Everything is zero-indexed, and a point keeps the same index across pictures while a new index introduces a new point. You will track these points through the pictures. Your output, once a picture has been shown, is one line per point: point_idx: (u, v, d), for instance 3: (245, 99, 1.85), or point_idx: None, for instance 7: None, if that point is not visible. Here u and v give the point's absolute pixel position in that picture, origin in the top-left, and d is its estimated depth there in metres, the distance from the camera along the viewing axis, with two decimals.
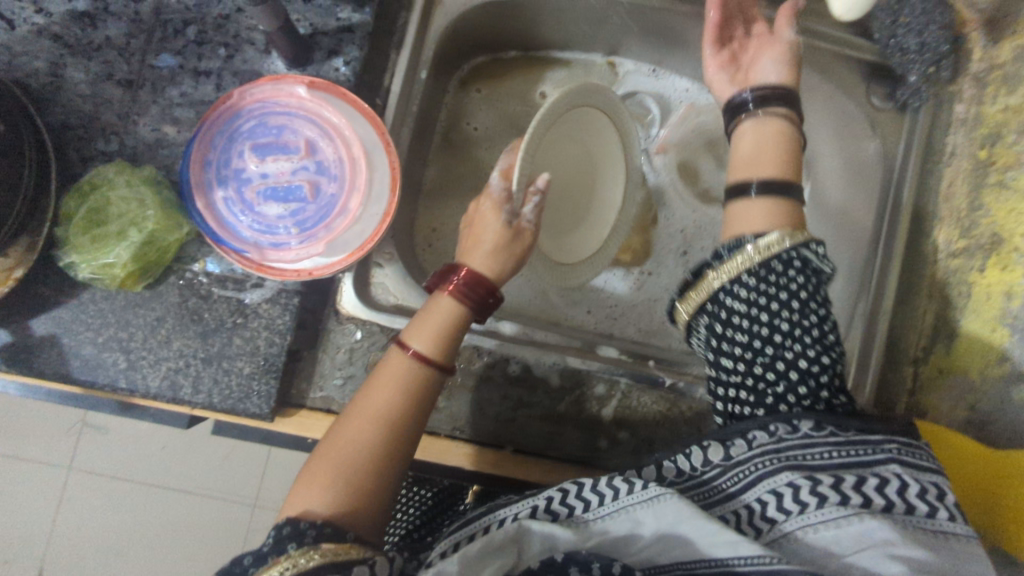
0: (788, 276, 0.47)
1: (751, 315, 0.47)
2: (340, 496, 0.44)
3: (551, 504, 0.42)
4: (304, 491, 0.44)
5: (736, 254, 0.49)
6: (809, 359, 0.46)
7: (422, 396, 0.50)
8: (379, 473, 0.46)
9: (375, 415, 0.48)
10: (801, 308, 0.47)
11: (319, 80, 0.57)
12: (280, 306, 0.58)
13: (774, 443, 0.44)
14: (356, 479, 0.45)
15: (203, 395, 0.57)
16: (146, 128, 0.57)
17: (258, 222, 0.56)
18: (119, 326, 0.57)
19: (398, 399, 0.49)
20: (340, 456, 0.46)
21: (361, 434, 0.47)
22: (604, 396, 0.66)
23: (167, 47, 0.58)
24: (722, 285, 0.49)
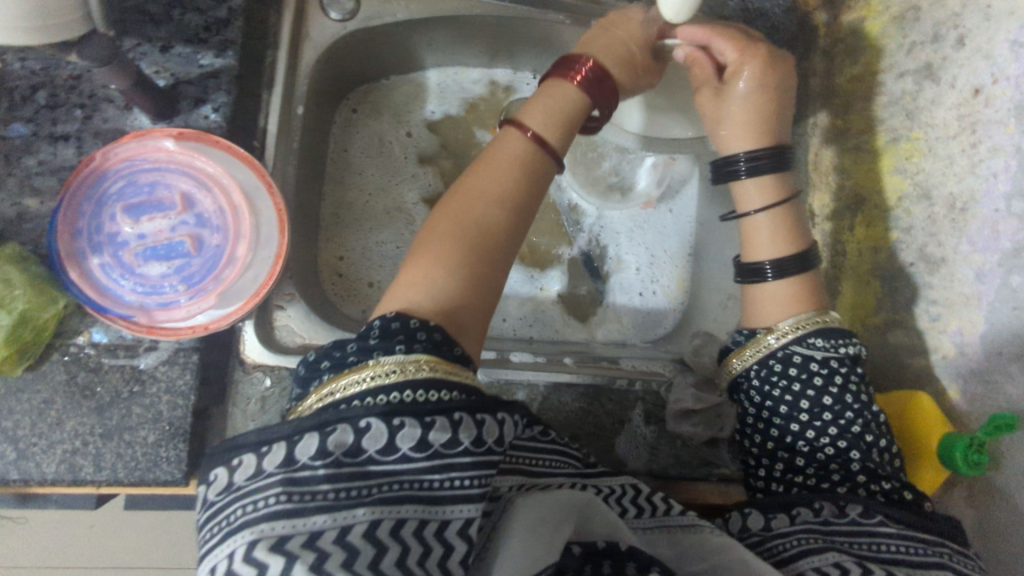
0: (833, 367, 0.54)
1: (781, 413, 0.55)
2: (447, 289, 0.48)
3: (628, 500, 0.52)
4: (410, 286, 0.49)
5: (755, 341, 0.58)
6: (835, 450, 0.53)
7: (518, 174, 0.54)
8: (472, 258, 0.50)
9: (498, 198, 0.52)
10: (833, 395, 0.53)
11: (188, 132, 0.57)
12: (179, 366, 0.57)
13: (820, 524, 0.51)
14: (459, 274, 0.49)
15: (106, 472, 0.54)
16: (5, 203, 0.55)
17: (141, 283, 0.54)
18: (4, 415, 0.53)
19: (498, 196, 0.52)
20: (471, 226, 0.51)
21: (469, 215, 0.52)
22: (526, 401, 0.68)
23: (18, 114, 0.56)
24: (753, 367, 0.58)
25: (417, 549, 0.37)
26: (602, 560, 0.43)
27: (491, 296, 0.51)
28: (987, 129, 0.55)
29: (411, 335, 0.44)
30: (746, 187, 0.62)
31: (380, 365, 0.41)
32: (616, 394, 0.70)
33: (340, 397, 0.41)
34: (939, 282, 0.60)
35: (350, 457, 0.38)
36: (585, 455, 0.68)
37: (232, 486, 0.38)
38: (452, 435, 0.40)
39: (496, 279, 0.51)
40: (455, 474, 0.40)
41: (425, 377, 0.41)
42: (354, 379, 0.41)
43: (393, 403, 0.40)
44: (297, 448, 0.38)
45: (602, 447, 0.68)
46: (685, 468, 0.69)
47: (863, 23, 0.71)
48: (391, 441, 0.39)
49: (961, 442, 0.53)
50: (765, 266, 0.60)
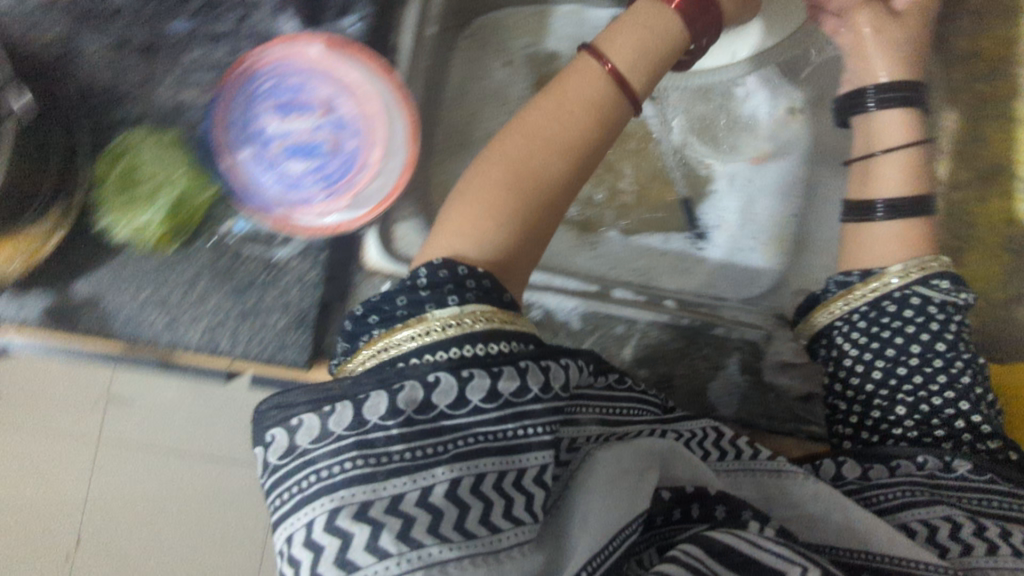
0: (942, 316, 0.58)
1: (886, 355, 0.58)
2: (489, 221, 0.53)
3: (704, 441, 0.56)
4: (446, 237, 0.53)
5: (869, 280, 0.60)
6: (939, 402, 0.57)
7: (592, 116, 0.55)
8: (523, 207, 0.53)
9: (549, 145, 0.55)
10: (941, 349, 0.57)
11: (335, 39, 0.59)
12: (310, 260, 0.60)
13: (925, 477, 0.55)
14: (491, 216, 0.53)
15: (240, 349, 0.59)
16: (166, 93, 0.58)
17: (284, 179, 0.58)
18: (157, 286, 0.58)
19: (563, 145, 0.55)
20: (520, 172, 0.54)
21: (527, 161, 0.54)
22: (624, 336, 0.68)
23: (182, 11, 0.59)
24: (860, 308, 0.60)
25: (502, 500, 0.44)
26: (687, 505, 0.51)
27: (536, 251, 0.55)
28: None
29: (459, 284, 0.48)
30: (886, 121, 0.66)
31: (432, 319, 0.46)
32: (712, 340, 0.70)
33: (397, 352, 0.46)
34: None
35: (421, 413, 0.44)
36: (677, 394, 0.69)
37: (327, 434, 0.44)
38: (521, 382, 0.45)
39: (551, 218, 0.55)
40: (529, 423, 0.45)
41: (482, 329, 0.46)
42: (408, 335, 0.46)
43: (459, 356, 0.45)
44: (377, 402, 0.44)
45: (694, 389, 0.69)
46: (778, 421, 0.69)
47: None
48: (461, 395, 0.44)
49: None
50: (878, 205, 0.64)
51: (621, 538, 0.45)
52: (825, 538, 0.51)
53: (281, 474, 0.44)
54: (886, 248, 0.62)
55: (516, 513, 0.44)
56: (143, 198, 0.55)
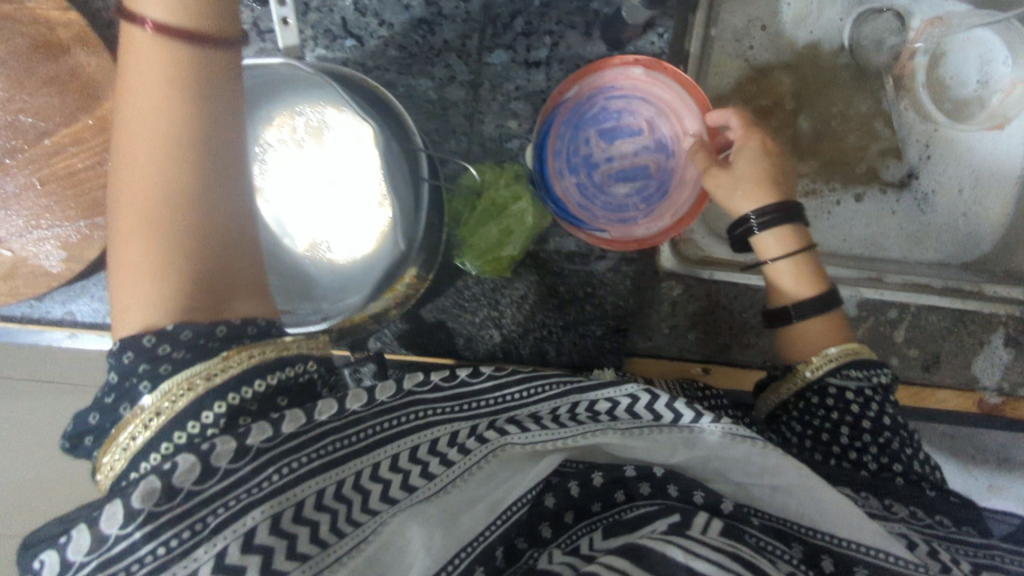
0: (858, 400, 0.53)
1: (824, 434, 0.54)
2: (173, 247, 0.36)
3: (634, 406, 0.46)
4: (127, 296, 0.36)
5: (786, 380, 0.56)
6: (886, 463, 0.53)
7: (177, 100, 0.36)
8: (177, 168, 0.36)
9: (161, 124, 0.36)
10: (874, 427, 0.53)
11: (645, 59, 0.59)
12: (622, 273, 0.65)
13: (888, 513, 0.49)
14: (175, 264, 0.36)
15: (565, 356, 0.66)
16: (491, 125, 0.61)
17: (611, 204, 0.61)
18: (492, 306, 0.64)
19: (146, 103, 0.36)
20: (147, 180, 0.36)
21: (145, 190, 0.36)
22: (898, 319, 0.71)
23: (500, 42, 0.60)
24: (790, 400, 0.56)
25: (360, 496, 0.39)
26: (610, 495, 0.47)
27: (252, 275, 0.39)
28: None
29: (238, 412, 0.37)
30: (762, 238, 0.57)
31: (141, 411, 0.35)
32: (980, 317, 0.72)
33: (134, 458, 0.35)
34: None
35: (162, 503, 0.34)
36: (944, 369, 0.73)
37: (104, 540, 0.33)
38: (245, 447, 0.36)
39: (251, 256, 0.39)
40: (286, 462, 0.37)
41: (187, 402, 0.36)
42: (116, 446, 0.36)
43: (235, 403, 0.37)
44: (175, 476, 0.34)
45: (962, 363, 0.73)
46: None
47: None
48: (205, 465, 0.35)
49: None
50: (789, 311, 0.57)
51: (516, 508, 0.43)
52: (776, 511, 0.45)
53: (130, 543, 0.33)
54: (809, 346, 0.56)
55: (340, 526, 0.38)
56: (498, 236, 0.59)
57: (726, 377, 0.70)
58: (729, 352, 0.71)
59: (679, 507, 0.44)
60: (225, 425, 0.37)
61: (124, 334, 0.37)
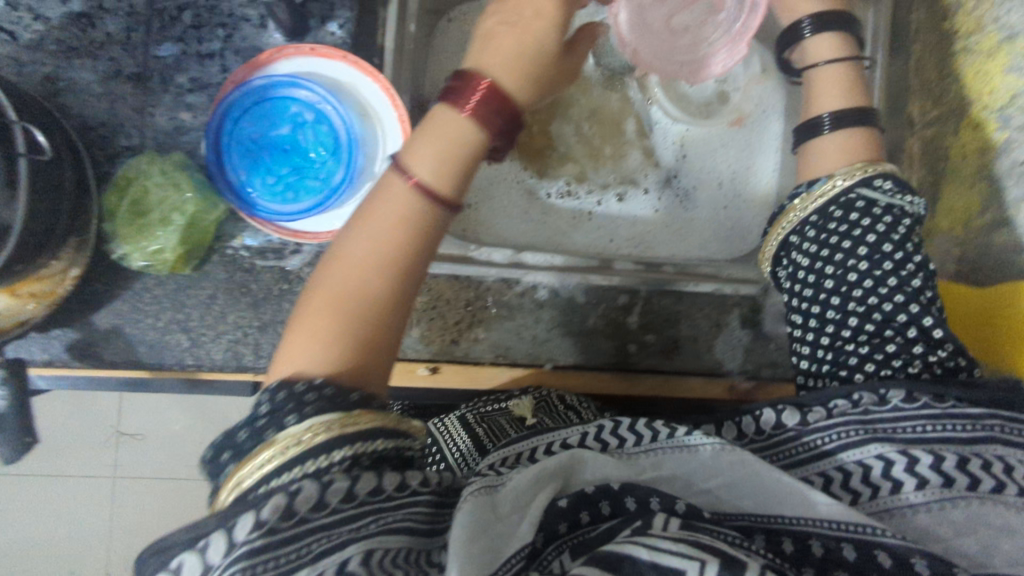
0: (873, 215, 0.54)
1: (835, 261, 0.54)
2: (366, 329, 0.43)
3: (602, 433, 0.48)
4: (300, 345, 0.42)
5: (816, 190, 0.58)
6: (903, 322, 0.52)
7: (383, 218, 0.45)
8: (381, 301, 0.43)
9: (383, 248, 0.44)
10: (889, 262, 0.53)
11: (320, 48, 0.61)
12: (320, 268, 0.62)
13: (860, 414, 0.48)
14: (323, 332, 0.42)
15: (265, 359, 0.62)
16: (163, 118, 0.59)
17: (295, 194, 0.61)
18: (176, 308, 0.60)
19: (371, 228, 0.44)
20: (348, 269, 0.44)
21: (339, 283, 0.43)
22: (628, 305, 0.71)
23: (169, 34, 0.59)
24: (795, 229, 0.58)
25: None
26: (598, 501, 0.42)
27: (388, 342, 0.44)
28: None
29: (299, 402, 0.38)
30: (822, 39, 0.65)
31: (258, 457, 0.36)
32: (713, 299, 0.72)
33: (250, 484, 0.36)
34: None
35: (285, 520, 0.34)
36: (685, 353, 0.72)
37: (209, 569, 0.33)
38: (377, 480, 0.37)
39: (391, 326, 0.44)
40: (383, 515, 0.37)
41: (325, 439, 0.37)
42: (262, 459, 0.36)
43: (357, 452, 0.37)
44: (297, 498, 0.34)
45: (700, 346, 0.72)
46: (779, 369, 0.73)
47: None
48: (322, 497, 0.35)
49: None
50: (824, 119, 0.61)
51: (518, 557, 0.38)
52: (741, 506, 0.43)
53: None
54: (829, 161, 0.60)
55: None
56: (155, 224, 0.56)
57: (455, 377, 0.68)
58: (458, 349, 0.69)
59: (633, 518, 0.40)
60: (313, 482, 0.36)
61: (281, 375, 0.41)
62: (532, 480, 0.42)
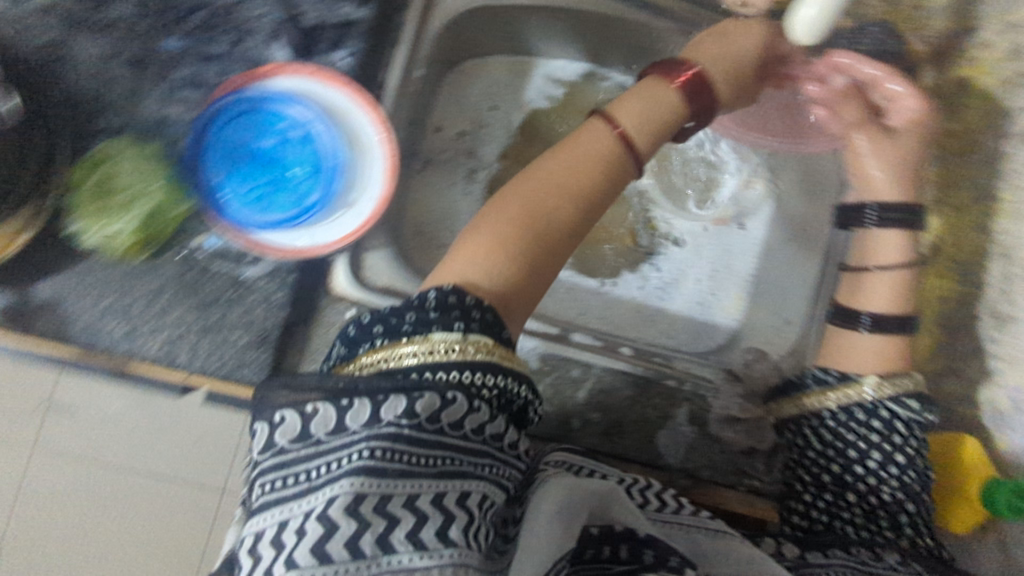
0: (904, 432, 0.58)
1: (848, 453, 0.58)
2: (523, 273, 0.50)
3: (644, 491, 0.53)
4: (470, 261, 0.50)
5: (846, 386, 0.61)
6: (893, 509, 0.56)
7: (597, 171, 0.55)
8: (527, 244, 0.51)
9: (576, 188, 0.54)
10: (891, 467, 0.57)
11: (322, 70, 0.62)
12: (277, 282, 0.61)
13: (857, 563, 0.53)
14: (504, 261, 0.50)
15: (199, 362, 0.60)
16: (151, 106, 0.59)
17: (267, 206, 0.61)
18: (120, 294, 0.58)
19: (564, 183, 0.54)
20: (531, 198, 0.53)
21: (538, 202, 0.53)
22: (579, 379, 0.70)
23: (177, 29, 0.60)
24: (830, 410, 0.60)
25: (439, 517, 0.38)
26: (617, 543, 0.46)
27: (543, 285, 0.52)
28: None
29: (466, 312, 0.45)
30: (886, 232, 0.68)
31: (405, 349, 0.43)
32: (664, 390, 0.72)
33: (395, 365, 0.42)
34: (1006, 338, 0.61)
35: (429, 422, 0.39)
36: (628, 442, 0.70)
37: (277, 444, 0.39)
38: (461, 415, 0.40)
39: (552, 262, 0.53)
40: (454, 457, 0.40)
41: (474, 360, 0.43)
42: (406, 352, 0.43)
43: (454, 381, 0.42)
44: (419, 403, 0.39)
45: (645, 435, 0.70)
46: (718, 472, 0.70)
47: None
48: (437, 412, 0.40)
49: (1003, 485, 0.56)
50: (863, 318, 0.64)
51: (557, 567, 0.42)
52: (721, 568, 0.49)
53: (284, 459, 0.39)
54: (862, 366, 0.63)
55: (447, 532, 0.38)
56: (119, 206, 0.55)
57: None
58: None
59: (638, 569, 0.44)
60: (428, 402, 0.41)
61: (442, 281, 0.49)
62: (577, 499, 0.45)
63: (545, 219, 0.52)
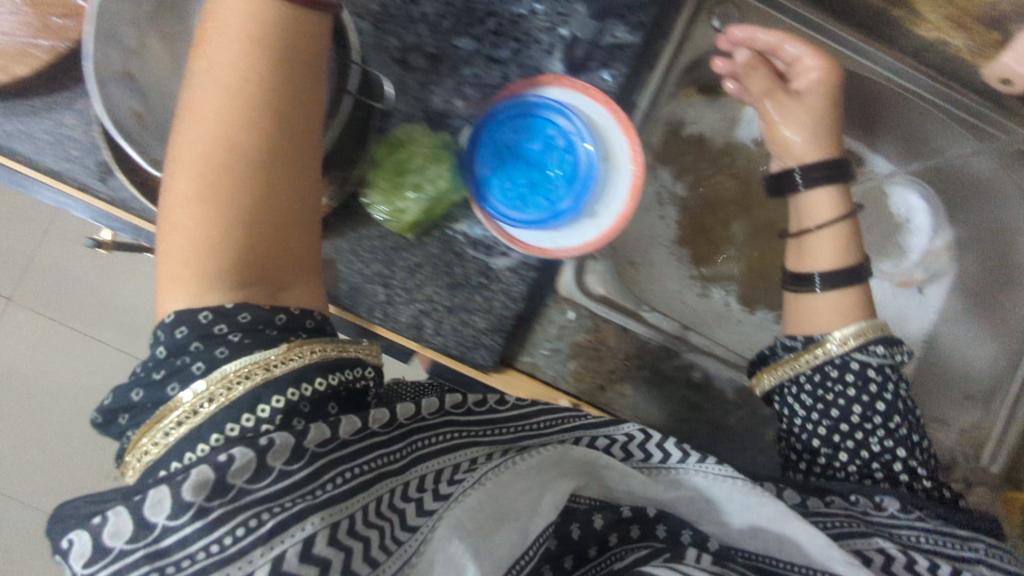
0: (863, 377, 0.62)
1: (831, 414, 0.62)
2: (251, 232, 0.48)
3: (630, 443, 0.57)
4: (180, 214, 0.47)
5: (810, 347, 0.65)
6: (884, 449, 0.61)
7: (262, 90, 0.47)
8: (228, 188, 0.47)
9: (257, 129, 0.47)
10: (875, 415, 0.61)
11: (592, 88, 0.65)
12: (519, 277, 0.66)
13: (861, 512, 0.58)
14: (210, 209, 0.47)
15: (440, 338, 0.65)
16: (439, 99, 0.65)
17: (520, 204, 0.65)
18: (386, 263, 0.64)
19: (263, 116, 0.47)
20: (201, 131, 0.47)
21: (231, 138, 0.47)
22: (770, 417, 0.72)
23: (471, 31, 0.65)
24: (804, 372, 0.64)
25: (397, 516, 0.47)
26: (633, 524, 0.56)
27: (290, 233, 0.50)
28: None
29: (212, 346, 0.46)
30: (818, 193, 0.72)
31: (191, 399, 0.44)
32: None
33: (157, 443, 0.44)
34: None
35: (220, 491, 0.41)
36: None
37: (147, 525, 0.40)
38: (292, 452, 0.43)
39: (280, 203, 0.49)
40: (356, 462, 0.46)
41: (293, 370, 0.46)
42: (161, 429, 0.44)
43: (287, 401, 0.45)
44: (230, 471, 0.41)
45: None
46: None
47: None
48: (255, 468, 0.42)
49: None
50: (815, 277, 0.68)
51: (537, 546, 0.51)
52: (745, 546, 0.55)
53: (122, 563, 0.40)
54: (820, 322, 0.66)
55: (399, 531, 0.46)
56: (408, 187, 0.60)
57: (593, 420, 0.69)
58: (602, 396, 0.70)
59: (664, 546, 0.54)
60: (278, 421, 0.45)
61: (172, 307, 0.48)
62: (565, 470, 0.54)
63: (257, 158, 0.47)
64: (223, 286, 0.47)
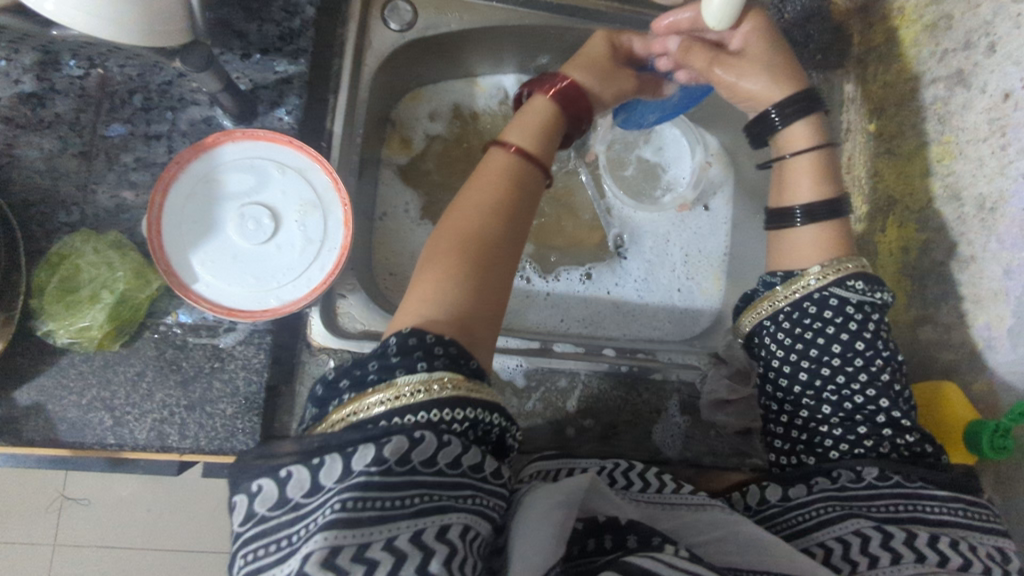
0: (859, 315, 0.56)
1: (810, 356, 0.56)
2: (456, 309, 0.51)
3: (613, 472, 0.55)
4: (433, 288, 0.52)
5: (791, 281, 0.58)
6: (869, 406, 0.55)
7: (505, 181, 0.58)
8: (463, 264, 0.53)
9: (466, 228, 0.55)
10: (860, 355, 0.55)
11: (265, 133, 0.62)
12: (254, 347, 0.62)
13: (837, 490, 0.52)
14: (455, 287, 0.52)
15: (190, 439, 0.60)
16: (105, 195, 0.60)
17: (229, 272, 0.60)
18: (101, 385, 0.59)
19: (491, 205, 0.56)
20: (460, 224, 0.55)
21: (468, 224, 0.55)
22: (568, 387, 0.71)
23: (117, 116, 0.62)
24: (783, 309, 0.58)
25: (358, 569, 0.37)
26: (602, 535, 0.46)
27: (498, 289, 0.54)
28: (1017, 132, 0.58)
29: (363, 371, 0.45)
30: (795, 128, 0.64)
31: (401, 383, 0.43)
32: (653, 384, 0.73)
33: (366, 416, 0.43)
34: (967, 280, 0.62)
35: (394, 465, 0.40)
36: (626, 440, 0.71)
37: (351, 472, 0.40)
38: (408, 455, 0.40)
39: (495, 283, 0.54)
40: (451, 507, 0.41)
41: (443, 395, 0.43)
42: (377, 400, 0.43)
43: (422, 421, 0.42)
44: (395, 447, 0.40)
45: (641, 432, 0.71)
46: (719, 456, 0.72)
47: (896, 31, 0.72)
48: (378, 454, 0.40)
49: (987, 425, 0.57)
50: (796, 212, 0.62)
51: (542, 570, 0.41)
52: (732, 562, 0.46)
53: (266, 526, 0.40)
54: (801, 257, 0.61)
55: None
56: (84, 301, 0.57)
57: None
58: None
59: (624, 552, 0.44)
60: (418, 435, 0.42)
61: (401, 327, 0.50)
62: (564, 497, 0.45)
63: (455, 242, 0.54)
64: (465, 309, 0.51)
